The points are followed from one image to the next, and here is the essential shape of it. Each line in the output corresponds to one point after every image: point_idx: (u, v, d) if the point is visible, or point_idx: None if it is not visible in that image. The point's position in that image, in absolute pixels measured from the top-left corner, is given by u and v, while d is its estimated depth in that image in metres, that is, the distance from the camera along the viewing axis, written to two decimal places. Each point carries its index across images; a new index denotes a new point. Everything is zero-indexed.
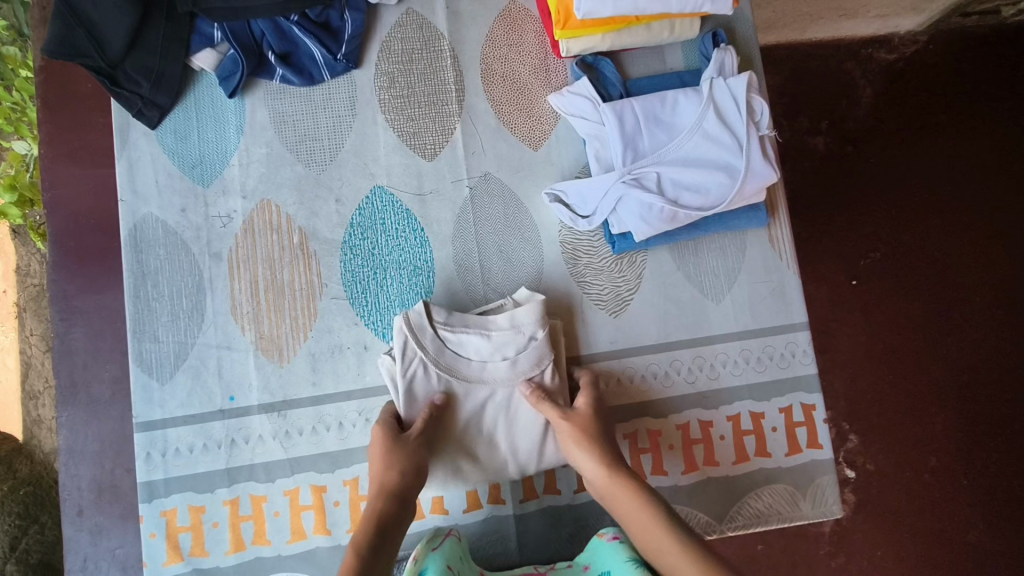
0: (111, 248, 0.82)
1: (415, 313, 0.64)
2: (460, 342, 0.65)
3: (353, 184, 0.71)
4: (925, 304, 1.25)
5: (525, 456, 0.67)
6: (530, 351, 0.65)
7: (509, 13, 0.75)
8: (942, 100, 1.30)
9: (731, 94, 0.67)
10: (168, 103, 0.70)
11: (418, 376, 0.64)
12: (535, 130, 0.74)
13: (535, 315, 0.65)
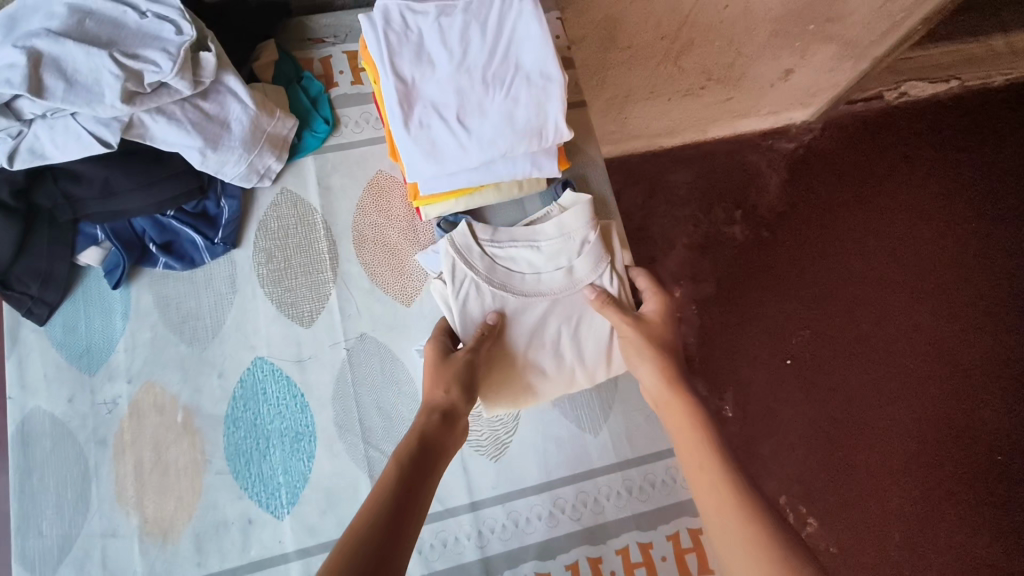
0: None
1: (460, 235, 0.71)
2: (509, 257, 0.72)
3: (234, 357, 0.75)
4: (857, 371, 1.38)
5: (592, 360, 0.75)
6: (584, 255, 0.73)
7: (377, 184, 0.82)
8: (842, 188, 1.50)
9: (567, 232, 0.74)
10: (57, 299, 0.74)
11: (472, 296, 0.71)
12: (406, 287, 0.79)
13: (579, 221, 0.73)
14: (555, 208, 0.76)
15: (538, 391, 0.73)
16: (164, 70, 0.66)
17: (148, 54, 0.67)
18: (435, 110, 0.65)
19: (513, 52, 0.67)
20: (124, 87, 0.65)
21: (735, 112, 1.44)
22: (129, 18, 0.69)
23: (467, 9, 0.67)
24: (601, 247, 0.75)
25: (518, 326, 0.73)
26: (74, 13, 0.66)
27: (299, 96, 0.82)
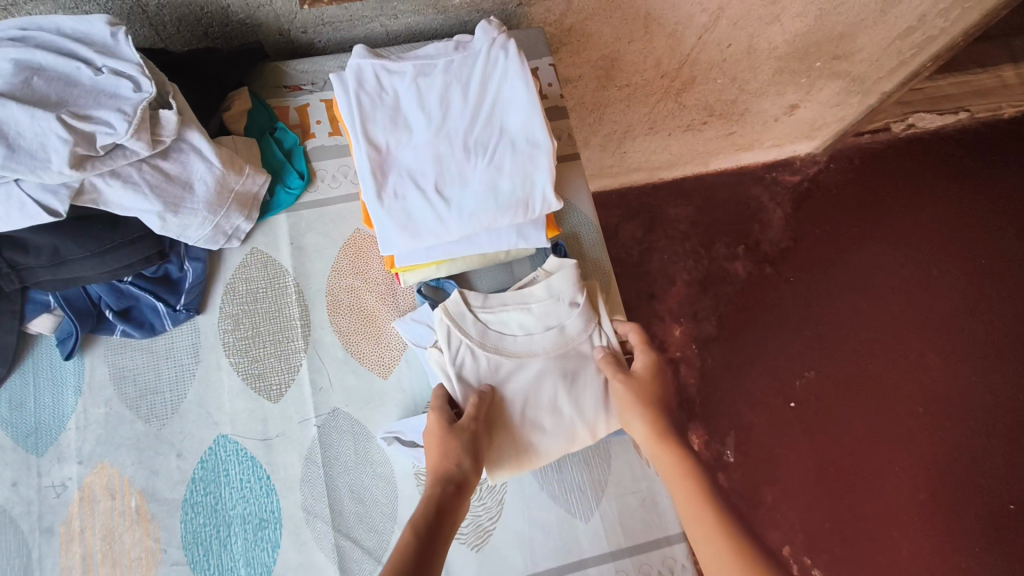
0: None
1: (453, 303, 0.65)
2: (502, 321, 0.65)
3: (195, 435, 0.69)
4: (869, 421, 1.31)
5: (592, 418, 0.64)
6: (575, 316, 0.65)
7: (354, 242, 0.77)
8: (851, 215, 1.45)
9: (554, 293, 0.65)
10: (4, 372, 0.69)
11: (467, 363, 0.64)
12: (384, 356, 0.73)
13: (572, 281, 0.66)
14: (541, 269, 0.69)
15: (540, 456, 0.63)
16: (118, 132, 0.61)
17: (100, 115, 0.62)
18: (411, 180, 0.60)
19: (496, 115, 0.62)
20: (72, 151, 0.59)
21: (738, 143, 1.40)
22: (81, 75, 0.64)
23: (448, 69, 0.62)
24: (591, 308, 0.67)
25: (515, 393, 0.64)
26: (21, 71, 0.61)
27: (272, 148, 0.77)
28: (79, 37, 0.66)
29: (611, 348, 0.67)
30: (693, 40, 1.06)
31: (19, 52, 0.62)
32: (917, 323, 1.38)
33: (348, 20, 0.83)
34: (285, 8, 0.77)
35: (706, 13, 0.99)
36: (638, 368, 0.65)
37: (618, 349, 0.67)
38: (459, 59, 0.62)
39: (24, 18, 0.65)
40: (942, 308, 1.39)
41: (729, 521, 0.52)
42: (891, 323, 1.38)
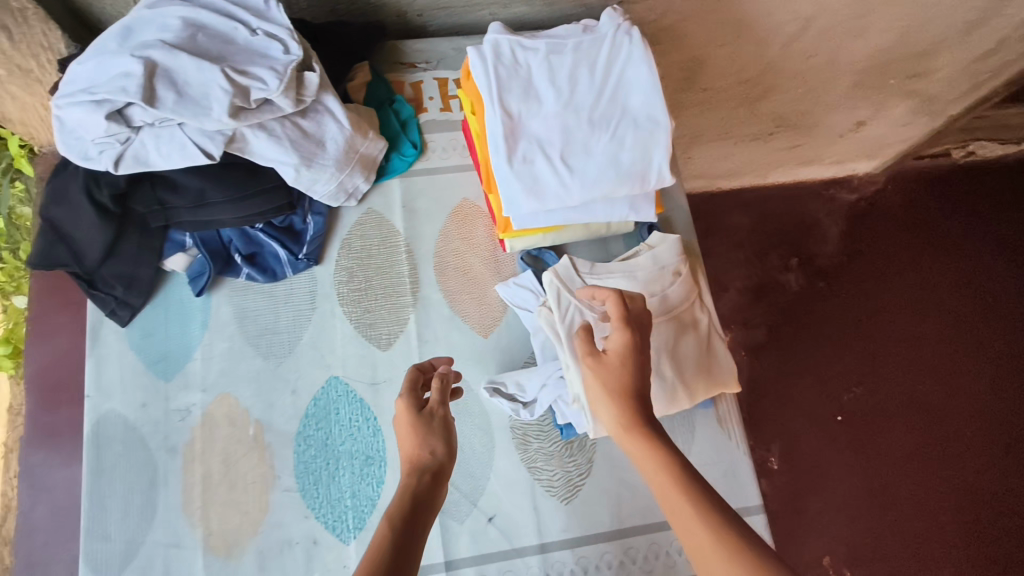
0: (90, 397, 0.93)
1: (563, 267, 0.70)
2: (608, 287, 0.69)
3: (310, 374, 0.74)
4: (914, 440, 1.32)
5: (693, 381, 0.67)
6: (678, 284, 0.69)
7: (461, 211, 0.82)
8: (904, 234, 1.48)
9: (659, 264, 0.70)
10: (141, 303, 0.74)
11: (576, 322, 0.69)
12: (485, 317, 0.78)
13: (675, 252, 0.70)
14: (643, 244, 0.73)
15: None
16: (269, 87, 0.67)
17: (255, 70, 0.67)
18: (539, 148, 0.64)
19: (620, 94, 0.66)
20: (231, 101, 0.65)
21: (801, 157, 1.43)
22: (238, 34, 0.69)
23: (577, 49, 0.66)
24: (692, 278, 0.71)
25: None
26: (188, 27, 0.67)
27: (390, 119, 0.82)
28: (237, 2, 0.72)
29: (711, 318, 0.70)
30: (780, 47, 1.10)
31: (187, 10, 0.68)
32: (966, 351, 1.40)
33: (463, 5, 0.88)
34: None
35: (798, 22, 1.04)
36: (610, 348, 0.57)
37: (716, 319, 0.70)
38: (588, 41, 0.67)
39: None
40: (990, 336, 1.42)
41: (713, 521, 0.45)
42: (938, 348, 1.40)
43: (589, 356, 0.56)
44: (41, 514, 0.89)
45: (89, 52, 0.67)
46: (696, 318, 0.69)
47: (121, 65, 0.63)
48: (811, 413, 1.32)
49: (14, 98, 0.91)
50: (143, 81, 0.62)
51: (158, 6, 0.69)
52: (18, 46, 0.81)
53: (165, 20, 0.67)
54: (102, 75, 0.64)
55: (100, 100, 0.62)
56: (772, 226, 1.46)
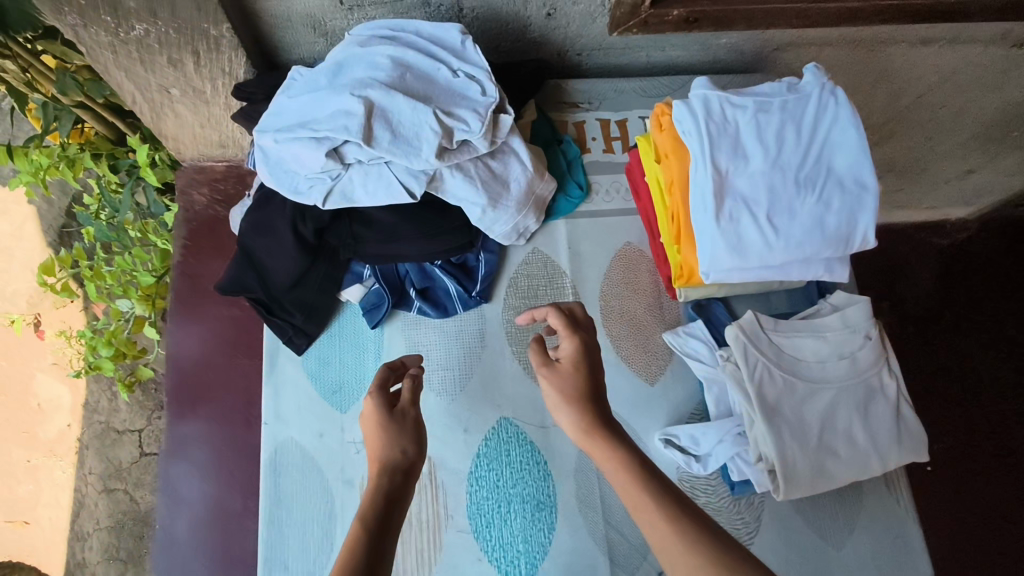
0: (221, 394, 0.96)
1: (747, 322, 0.70)
2: (796, 346, 0.69)
3: (481, 414, 0.74)
4: (1008, 497, 1.29)
5: (885, 447, 0.67)
6: (868, 347, 0.69)
7: (625, 255, 0.82)
8: (1000, 283, 1.44)
9: (848, 326, 0.69)
10: (316, 331, 0.75)
11: (764, 380, 0.67)
12: (651, 364, 0.78)
13: (865, 314, 0.70)
14: (826, 304, 0.73)
15: (833, 478, 0.66)
16: (473, 130, 0.68)
17: (459, 112, 0.68)
18: (746, 206, 0.64)
19: (826, 155, 0.66)
20: (440, 142, 0.66)
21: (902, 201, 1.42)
22: (440, 73, 0.70)
23: (784, 109, 0.66)
24: (880, 341, 0.70)
25: (812, 414, 0.67)
26: (398, 67, 0.68)
27: (558, 158, 0.83)
28: (435, 41, 0.72)
29: (901, 382, 0.69)
30: (915, 95, 1.10)
31: (395, 49, 0.69)
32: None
33: (620, 48, 0.90)
34: (577, 29, 0.85)
35: (938, 75, 1.05)
36: (563, 356, 0.62)
37: (904, 384, 0.69)
38: (793, 100, 0.67)
39: (392, 21, 0.72)
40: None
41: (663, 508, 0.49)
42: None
43: (544, 365, 0.62)
44: (180, 529, 0.90)
45: (300, 87, 0.69)
46: (884, 384, 0.68)
47: (340, 103, 0.65)
48: None
49: (177, 116, 0.92)
50: (365, 121, 0.63)
51: (366, 44, 0.70)
52: (200, 71, 0.82)
53: (375, 59, 0.68)
54: (318, 111, 0.65)
55: (320, 136, 0.63)
56: (862, 269, 1.45)
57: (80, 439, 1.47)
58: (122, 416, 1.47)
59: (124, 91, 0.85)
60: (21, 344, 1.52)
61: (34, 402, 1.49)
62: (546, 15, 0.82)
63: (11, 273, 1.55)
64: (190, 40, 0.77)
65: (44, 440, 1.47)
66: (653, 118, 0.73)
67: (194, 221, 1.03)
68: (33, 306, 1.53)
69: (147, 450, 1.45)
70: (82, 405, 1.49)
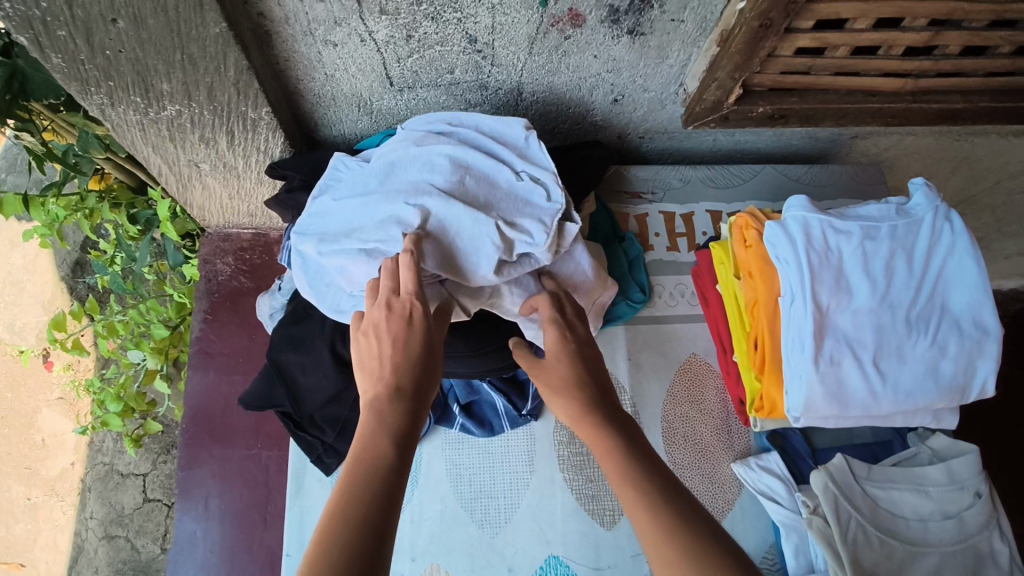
0: (232, 474, 0.89)
1: (838, 468, 0.61)
2: (894, 500, 0.61)
3: (528, 551, 0.66)
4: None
5: None
6: (978, 509, 0.60)
7: (690, 368, 0.74)
8: None
9: (956, 480, 0.61)
10: (348, 448, 0.68)
11: (859, 541, 0.58)
12: (720, 498, 0.69)
13: (975, 468, 0.62)
14: (924, 448, 0.65)
15: None
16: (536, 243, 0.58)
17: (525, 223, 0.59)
18: (848, 347, 0.56)
19: (939, 290, 0.58)
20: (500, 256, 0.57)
21: None
22: (504, 176, 0.62)
23: (894, 234, 0.58)
24: (991, 500, 0.62)
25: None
26: (458, 170, 0.61)
27: (620, 257, 0.76)
28: (498, 138, 0.65)
29: (1016, 552, 0.60)
30: (995, 181, 1.02)
31: (455, 148, 0.62)
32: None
33: (686, 134, 0.82)
34: (643, 115, 0.79)
35: None
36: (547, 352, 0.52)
37: (1019, 553, 0.60)
38: (903, 225, 0.59)
39: (451, 114, 0.67)
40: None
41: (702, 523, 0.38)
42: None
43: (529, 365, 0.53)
44: None
45: (353, 187, 0.63)
46: (995, 548, 0.60)
47: (394, 214, 0.58)
48: None
49: (205, 188, 0.86)
50: (417, 234, 0.56)
51: (424, 142, 0.63)
52: (235, 149, 0.77)
53: (436, 160, 0.62)
54: (371, 219, 0.59)
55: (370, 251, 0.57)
56: None
57: (82, 479, 1.40)
58: (125, 458, 1.39)
59: (151, 163, 0.79)
60: (29, 377, 1.47)
61: (38, 437, 1.43)
62: (612, 102, 0.76)
63: (22, 306, 1.50)
64: (226, 121, 0.71)
65: (48, 476, 1.41)
66: (737, 227, 0.66)
67: (217, 288, 0.97)
68: (41, 339, 1.48)
69: (150, 495, 1.36)
70: (88, 443, 1.42)
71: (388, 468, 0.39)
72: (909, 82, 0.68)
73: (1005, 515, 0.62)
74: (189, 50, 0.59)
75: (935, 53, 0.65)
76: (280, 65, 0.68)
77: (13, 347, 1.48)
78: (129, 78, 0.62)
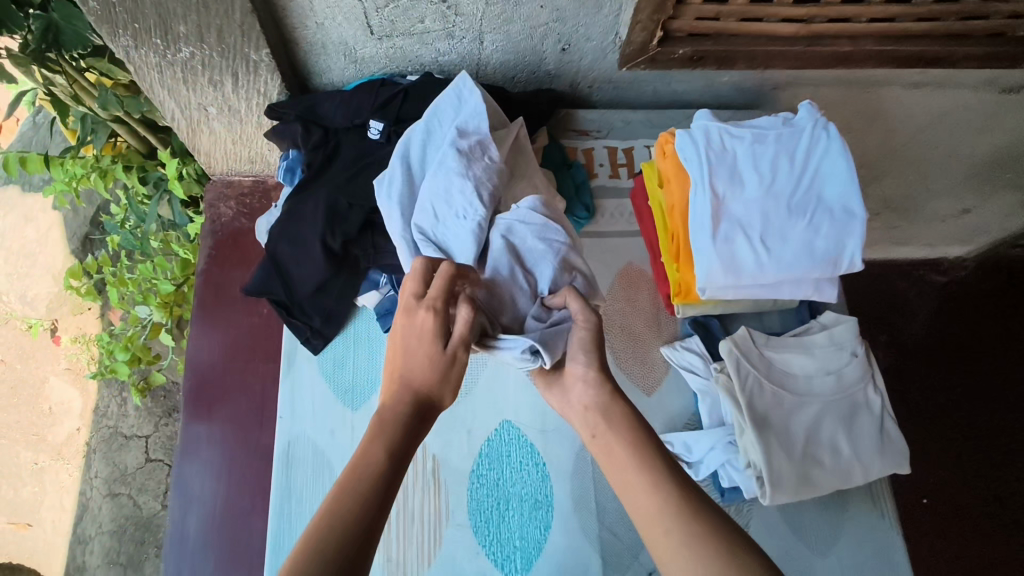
0: (233, 387, 1.01)
1: (741, 337, 0.74)
2: (786, 361, 0.73)
3: (484, 417, 0.79)
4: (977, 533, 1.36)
5: (869, 459, 0.70)
6: (855, 365, 0.73)
7: (627, 273, 0.87)
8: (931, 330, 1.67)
9: (839, 344, 0.74)
10: (333, 334, 0.80)
11: (755, 391, 0.72)
12: (649, 376, 0.81)
13: (854, 334, 0.74)
14: (816, 322, 0.77)
15: (818, 484, 0.69)
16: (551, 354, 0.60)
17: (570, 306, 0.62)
18: (740, 228, 0.69)
19: (816, 184, 0.71)
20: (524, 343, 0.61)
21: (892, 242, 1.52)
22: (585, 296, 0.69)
23: (778, 140, 0.72)
24: (867, 360, 0.74)
25: (800, 427, 0.71)
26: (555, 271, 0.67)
27: (568, 182, 0.88)
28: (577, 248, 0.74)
29: (886, 399, 0.73)
30: (907, 137, 1.16)
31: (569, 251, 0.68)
32: (993, 445, 1.57)
33: (629, 82, 0.95)
34: (590, 64, 0.91)
35: (931, 115, 1.10)
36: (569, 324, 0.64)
37: (888, 401, 0.73)
38: (787, 133, 0.72)
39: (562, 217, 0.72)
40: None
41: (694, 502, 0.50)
42: (980, 438, 1.58)
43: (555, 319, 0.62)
44: (192, 525, 0.94)
45: (464, 207, 0.68)
46: (869, 399, 0.73)
47: (471, 260, 0.67)
48: None
49: (212, 133, 0.99)
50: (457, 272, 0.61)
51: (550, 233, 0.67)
52: (238, 92, 0.89)
53: (529, 235, 0.67)
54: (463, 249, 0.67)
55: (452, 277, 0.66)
56: None
57: (88, 441, 1.50)
58: (129, 421, 1.50)
59: (166, 109, 0.92)
60: (38, 349, 1.57)
61: (46, 405, 1.53)
62: (560, 52, 0.89)
63: (34, 276, 1.62)
64: (232, 63, 0.84)
65: (54, 441, 1.51)
66: (657, 144, 0.79)
67: (219, 226, 1.09)
68: (51, 313, 1.59)
69: (152, 456, 1.47)
70: (92, 409, 1.52)
71: (383, 476, 0.50)
72: (803, 27, 0.82)
73: (878, 372, 0.75)
74: None
75: (821, 1, 0.79)
76: (278, 13, 0.81)
77: (25, 320, 1.59)
78: (152, 20, 0.76)
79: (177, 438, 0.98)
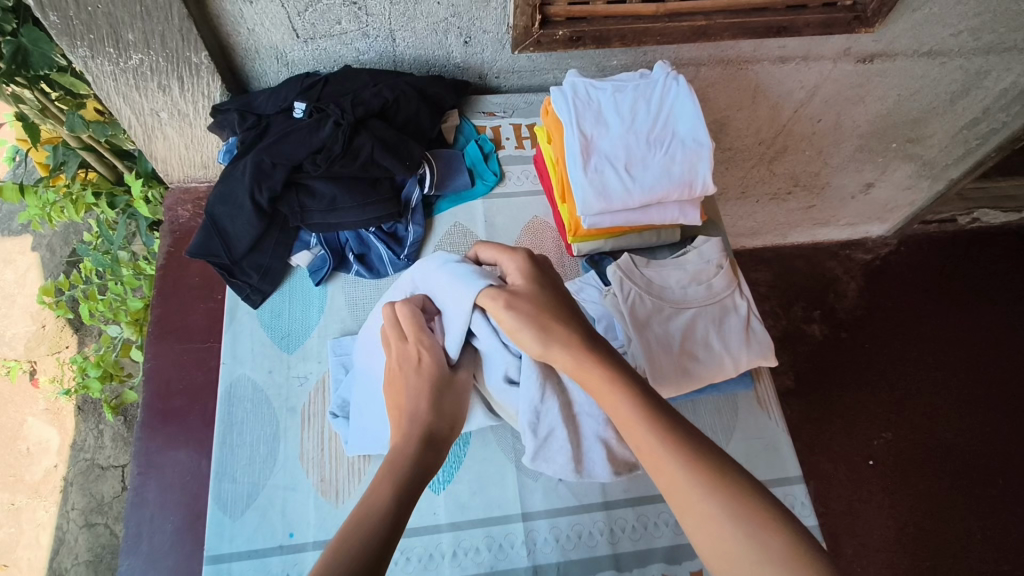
0: (186, 360, 1.07)
1: (624, 261, 0.83)
2: (662, 277, 0.84)
3: None
4: (928, 485, 1.46)
5: (738, 351, 0.81)
6: (721, 276, 0.85)
7: (532, 226, 0.98)
8: (886, 295, 1.68)
9: (705, 257, 0.86)
10: (269, 289, 0.91)
11: (636, 302, 0.81)
12: None
13: (718, 250, 0.87)
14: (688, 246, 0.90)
15: (696, 374, 0.79)
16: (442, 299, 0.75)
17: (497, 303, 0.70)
18: (608, 161, 0.81)
19: (670, 122, 0.83)
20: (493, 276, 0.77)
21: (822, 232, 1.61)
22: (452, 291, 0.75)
23: (636, 89, 0.85)
24: (732, 272, 0.87)
25: (676, 329, 0.81)
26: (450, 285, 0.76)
27: (475, 152, 1.01)
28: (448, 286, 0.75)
29: (750, 302, 0.85)
30: (792, 111, 1.26)
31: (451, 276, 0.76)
32: (963, 407, 1.55)
33: (530, 71, 1.09)
34: (491, 56, 1.04)
35: (805, 90, 1.21)
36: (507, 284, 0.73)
37: (753, 305, 0.85)
38: (644, 83, 0.86)
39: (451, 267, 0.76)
40: (969, 393, 1.57)
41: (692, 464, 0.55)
42: (919, 404, 1.55)
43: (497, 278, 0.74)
44: (151, 491, 0.98)
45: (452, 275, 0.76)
46: (736, 303, 0.84)
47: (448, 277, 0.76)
48: (843, 454, 1.48)
49: (165, 138, 1.10)
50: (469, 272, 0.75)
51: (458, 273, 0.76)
52: (185, 96, 1.01)
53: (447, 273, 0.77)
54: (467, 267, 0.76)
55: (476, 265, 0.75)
56: None
57: (65, 476, 1.47)
58: (106, 452, 1.50)
59: (123, 116, 1.03)
60: (16, 393, 1.55)
61: (23, 446, 1.50)
62: (463, 45, 1.02)
63: (13, 317, 1.62)
64: (176, 67, 0.95)
65: (30, 481, 1.47)
66: (542, 108, 0.93)
67: (169, 222, 1.18)
68: (30, 354, 1.58)
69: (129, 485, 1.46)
70: (70, 445, 1.50)
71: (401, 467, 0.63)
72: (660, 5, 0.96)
73: (743, 282, 0.87)
74: (146, 2, 0.84)
75: None
76: (213, 21, 0.93)
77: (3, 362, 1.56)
78: (104, 31, 0.87)
79: (135, 420, 1.03)
